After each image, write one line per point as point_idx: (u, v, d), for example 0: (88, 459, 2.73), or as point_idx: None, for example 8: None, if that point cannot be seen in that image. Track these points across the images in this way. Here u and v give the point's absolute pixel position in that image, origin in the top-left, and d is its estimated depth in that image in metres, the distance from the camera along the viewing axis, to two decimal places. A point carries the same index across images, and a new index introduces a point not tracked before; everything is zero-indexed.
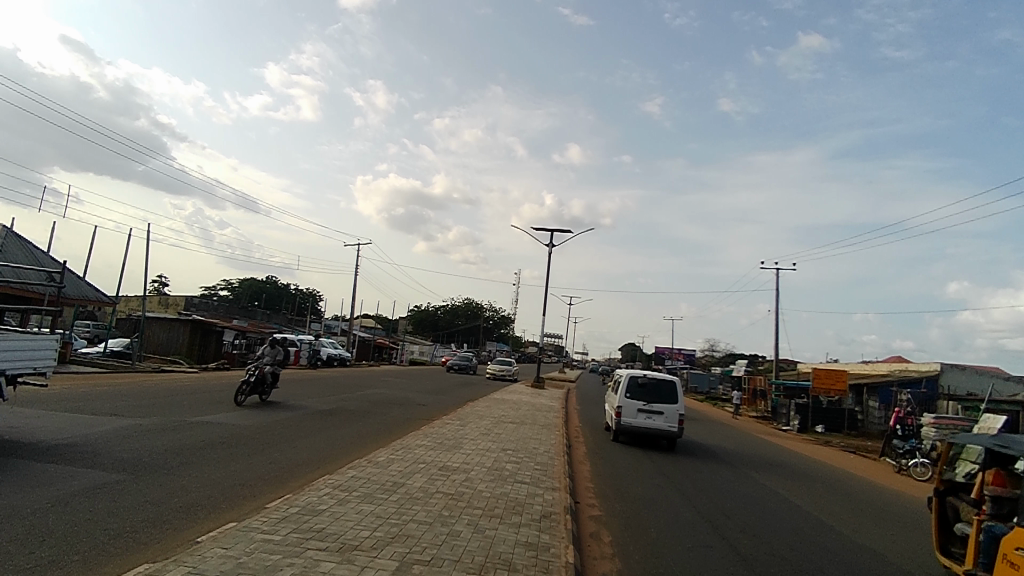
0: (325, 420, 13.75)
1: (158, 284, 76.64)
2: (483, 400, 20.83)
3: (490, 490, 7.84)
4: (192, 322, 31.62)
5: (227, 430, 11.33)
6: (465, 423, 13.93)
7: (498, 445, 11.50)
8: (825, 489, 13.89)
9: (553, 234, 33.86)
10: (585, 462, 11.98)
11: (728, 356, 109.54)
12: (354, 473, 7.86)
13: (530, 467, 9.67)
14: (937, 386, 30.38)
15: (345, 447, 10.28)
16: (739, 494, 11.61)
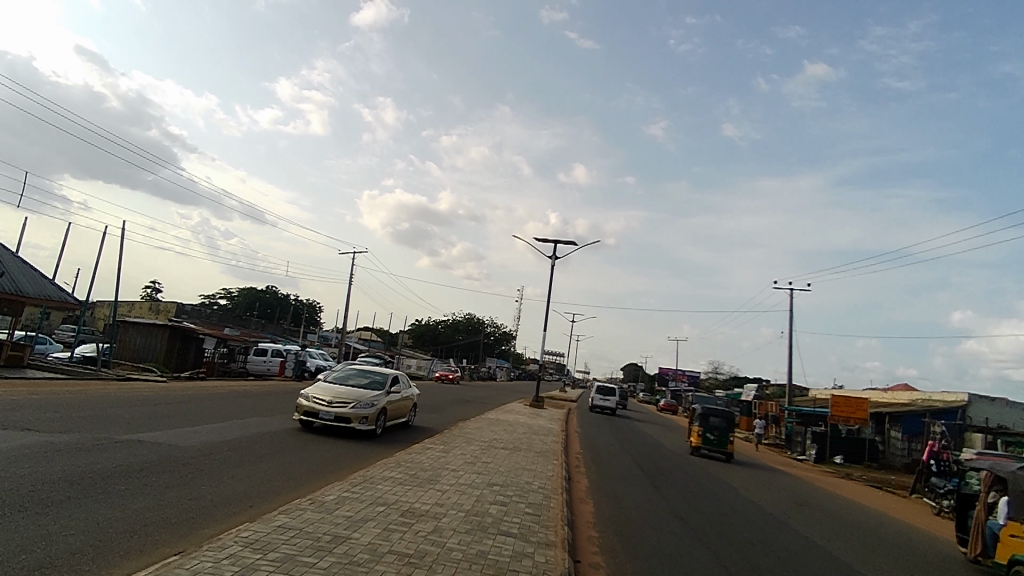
0: (286, 441, 11.83)
1: (152, 288, 74.95)
2: (475, 420, 19.00)
3: (463, 549, 5.92)
4: (170, 327, 29.74)
5: (161, 451, 9.46)
6: (449, 449, 12.07)
7: (483, 478, 9.57)
8: (863, 542, 11.97)
9: (555, 245, 31.81)
10: (587, 501, 10.10)
11: (734, 379, 107.08)
12: (285, 520, 5.99)
13: (518, 511, 7.74)
14: (968, 417, 28.35)
15: (294, 480, 8.38)
16: (773, 546, 9.68)
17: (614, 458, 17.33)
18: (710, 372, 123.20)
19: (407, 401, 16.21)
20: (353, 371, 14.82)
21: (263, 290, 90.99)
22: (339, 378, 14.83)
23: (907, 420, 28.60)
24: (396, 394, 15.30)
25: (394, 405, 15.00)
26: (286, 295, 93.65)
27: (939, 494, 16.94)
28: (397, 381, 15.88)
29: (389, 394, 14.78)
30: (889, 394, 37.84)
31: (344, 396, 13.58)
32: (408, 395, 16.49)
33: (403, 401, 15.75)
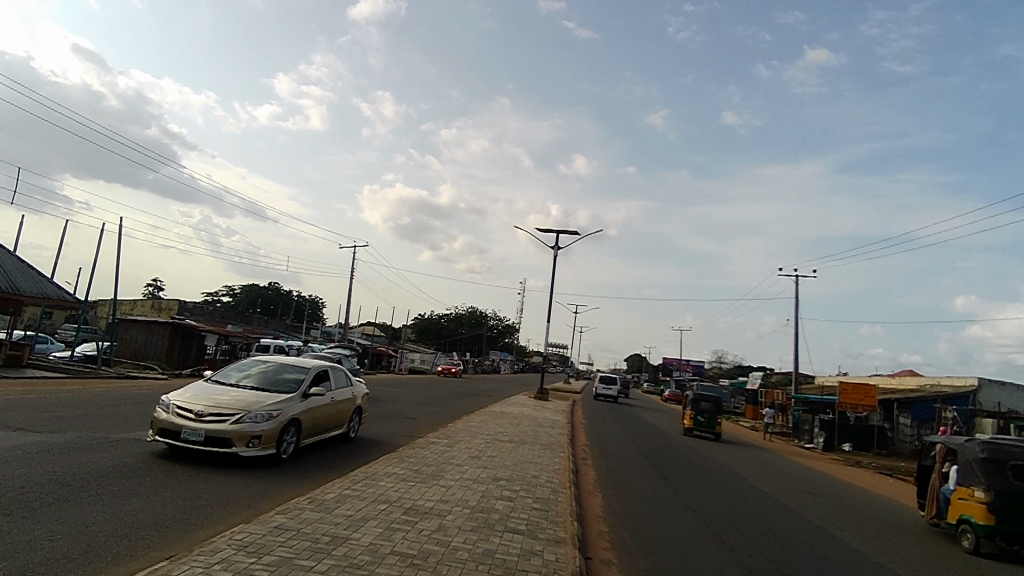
0: None
1: (153, 287, 74.68)
2: (480, 413, 18.78)
3: (469, 548, 5.66)
4: (171, 324, 29.55)
5: (159, 449, 9.22)
6: (454, 443, 11.86)
7: (488, 473, 9.32)
8: (878, 531, 11.71)
9: (558, 236, 31.46)
10: (596, 494, 9.86)
11: (738, 368, 106.94)
12: (282, 521, 5.72)
13: (526, 507, 7.48)
14: (978, 403, 28.12)
15: (294, 478, 8.11)
16: (788, 538, 9.42)
17: (621, 449, 17.12)
18: (714, 361, 122.94)
19: (343, 406, 11.35)
20: (261, 367, 10.16)
21: (264, 286, 90.81)
22: (231, 377, 9.94)
23: (917, 406, 28.28)
24: (318, 398, 10.35)
25: (315, 413, 10.15)
26: (288, 291, 93.46)
27: None
28: (325, 377, 11.04)
29: (309, 398, 10.04)
30: (897, 380, 37.48)
31: (223, 404, 8.70)
32: (345, 395, 11.62)
33: (335, 407, 10.99)
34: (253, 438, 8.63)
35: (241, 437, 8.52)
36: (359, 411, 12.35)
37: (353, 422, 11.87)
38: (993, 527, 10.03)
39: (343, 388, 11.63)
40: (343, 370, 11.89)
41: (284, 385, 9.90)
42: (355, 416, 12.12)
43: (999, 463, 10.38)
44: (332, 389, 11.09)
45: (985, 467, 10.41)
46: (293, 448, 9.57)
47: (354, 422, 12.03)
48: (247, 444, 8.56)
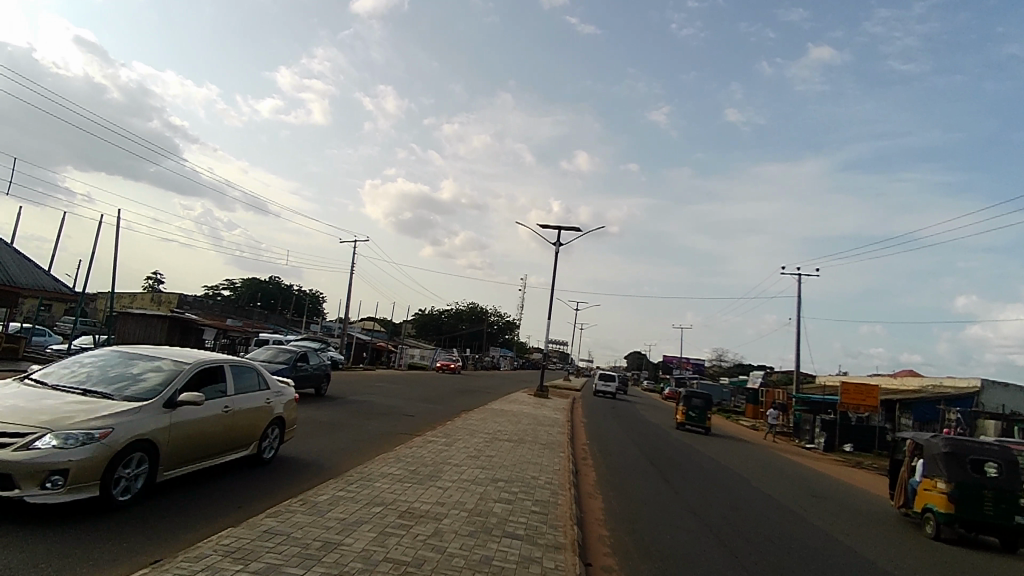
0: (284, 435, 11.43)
1: (153, 279, 74.44)
2: (479, 411, 18.60)
3: (465, 554, 5.46)
4: (170, 318, 29.38)
5: None
6: (452, 442, 11.68)
7: (486, 473, 9.13)
8: (881, 534, 11.56)
9: (559, 232, 31.21)
10: (597, 496, 9.68)
11: (738, 367, 106.92)
12: (272, 526, 5.52)
13: (524, 510, 7.28)
14: (980, 404, 27.95)
15: (287, 479, 7.92)
16: (793, 543, 9.24)
17: (622, 448, 16.93)
18: (714, 359, 123.06)
19: (247, 419, 8.34)
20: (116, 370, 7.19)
21: (265, 280, 90.59)
22: (74, 379, 7.05)
23: (919, 406, 28.16)
24: (183, 410, 7.10)
25: (184, 431, 7.04)
26: (289, 285, 93.22)
27: None
28: (223, 379, 8.11)
29: (174, 411, 6.96)
30: (898, 380, 37.38)
31: (17, 422, 5.80)
32: (254, 404, 8.58)
33: (227, 422, 7.88)
34: (55, 475, 5.63)
35: (32, 474, 5.53)
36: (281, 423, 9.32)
37: (267, 438, 8.87)
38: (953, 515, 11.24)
39: (253, 393, 8.65)
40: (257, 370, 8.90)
41: (141, 389, 6.90)
42: (272, 429, 9.10)
43: (961, 457, 11.59)
44: (231, 396, 8.14)
45: (947, 461, 11.64)
46: (144, 484, 6.56)
47: (269, 438, 9.03)
48: (42, 486, 5.57)
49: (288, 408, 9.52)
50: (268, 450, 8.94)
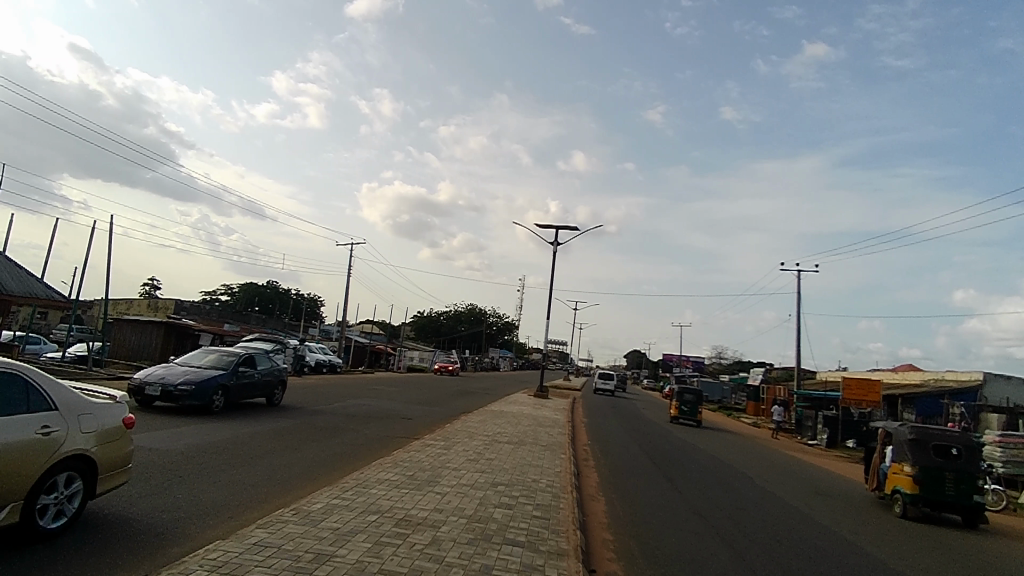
0: (279, 441, 11.19)
1: (150, 286, 74.19)
2: (478, 412, 18.39)
3: (463, 564, 5.23)
4: (165, 323, 29.11)
5: (141, 456, 8.79)
6: (451, 445, 11.47)
7: (485, 477, 8.91)
8: (889, 532, 11.35)
9: (557, 231, 30.98)
10: (599, 499, 9.47)
11: (738, 364, 106.74)
12: (261, 538, 5.29)
13: (525, 515, 7.05)
14: (982, 397, 27.80)
15: (281, 487, 7.70)
16: (801, 543, 9.04)
17: (622, 448, 16.73)
18: (714, 357, 123.15)
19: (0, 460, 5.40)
20: None
21: (263, 285, 90.35)
22: None
23: (921, 400, 27.97)
24: None
25: None
26: (287, 289, 93.00)
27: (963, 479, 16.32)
28: None
29: None
30: (901, 375, 37.18)
31: None
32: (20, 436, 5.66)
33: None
34: None
35: None
36: (89, 463, 6.42)
37: (43, 493, 5.82)
38: (919, 494, 13.29)
39: (10, 418, 5.65)
40: (30, 384, 5.94)
41: None
42: (64, 476, 6.13)
43: (926, 446, 13.71)
44: None
45: (915, 449, 13.72)
46: None
47: (56, 493, 6.02)
48: None
49: (104, 439, 6.63)
50: (44, 514, 5.86)
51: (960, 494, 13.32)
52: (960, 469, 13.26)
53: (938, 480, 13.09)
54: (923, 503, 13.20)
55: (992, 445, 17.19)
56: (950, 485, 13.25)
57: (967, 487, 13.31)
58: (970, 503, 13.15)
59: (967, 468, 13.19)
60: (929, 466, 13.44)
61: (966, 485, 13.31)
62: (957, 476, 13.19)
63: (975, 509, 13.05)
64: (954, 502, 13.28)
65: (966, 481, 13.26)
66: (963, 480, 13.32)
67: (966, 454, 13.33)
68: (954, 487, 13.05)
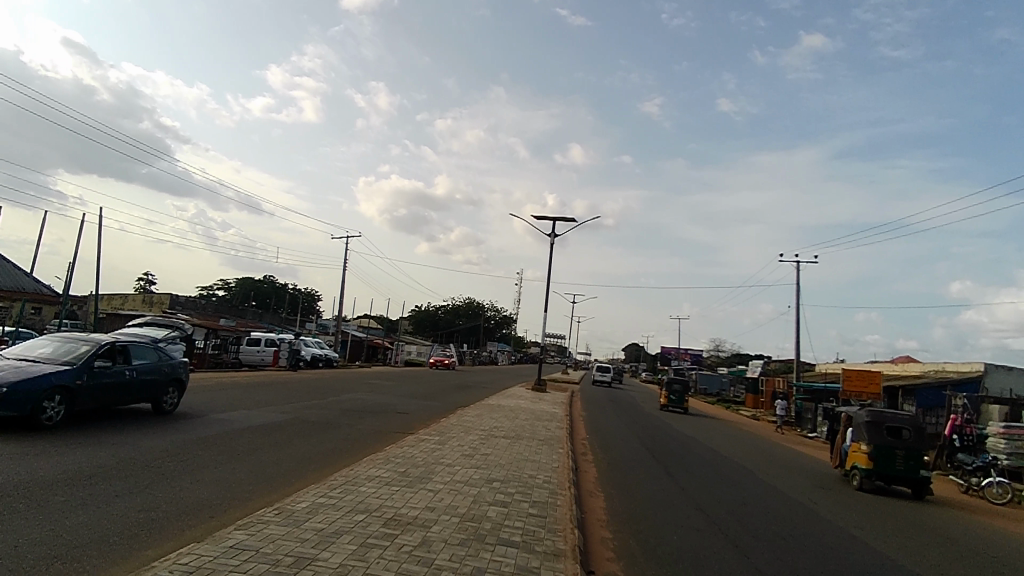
0: (269, 437, 10.89)
1: (145, 281, 73.79)
2: (475, 406, 18.08)
3: (454, 568, 4.92)
4: (158, 318, 28.70)
5: (123, 452, 8.47)
6: (446, 440, 11.17)
7: (480, 473, 8.62)
8: (893, 525, 11.10)
9: (554, 223, 30.64)
10: (597, 495, 9.19)
11: (736, 356, 106.84)
12: (240, 541, 4.98)
13: (521, 513, 6.76)
14: (983, 388, 27.63)
15: (267, 485, 7.41)
16: (806, 540, 8.78)
17: (621, 441, 16.46)
18: (712, 349, 123.44)
19: None
20: None
21: (259, 280, 89.89)
22: None
23: (922, 391, 27.54)
24: None
25: None
26: (284, 284, 92.66)
27: (967, 471, 16.06)
28: None
29: None
30: (901, 366, 37.02)
31: None
32: None
33: None
34: None
35: None
36: None
37: None
38: (871, 469, 14.01)
39: None
40: None
41: None
42: None
43: (879, 425, 14.37)
44: None
45: (869, 428, 14.37)
46: None
47: None
48: None
49: None
50: None
51: (910, 468, 14.04)
52: (910, 446, 13.94)
53: (889, 456, 13.77)
54: (877, 477, 14.02)
55: (996, 437, 16.93)
56: (900, 461, 13.93)
57: (916, 463, 14.02)
58: (918, 477, 13.87)
59: (916, 445, 13.87)
60: (882, 444, 14.20)
61: (915, 461, 14.00)
62: (907, 453, 13.87)
63: (923, 482, 13.77)
64: (905, 477, 14.01)
65: (916, 457, 13.95)
66: (912, 457, 14.02)
67: (915, 432, 14.00)
68: (904, 463, 13.75)
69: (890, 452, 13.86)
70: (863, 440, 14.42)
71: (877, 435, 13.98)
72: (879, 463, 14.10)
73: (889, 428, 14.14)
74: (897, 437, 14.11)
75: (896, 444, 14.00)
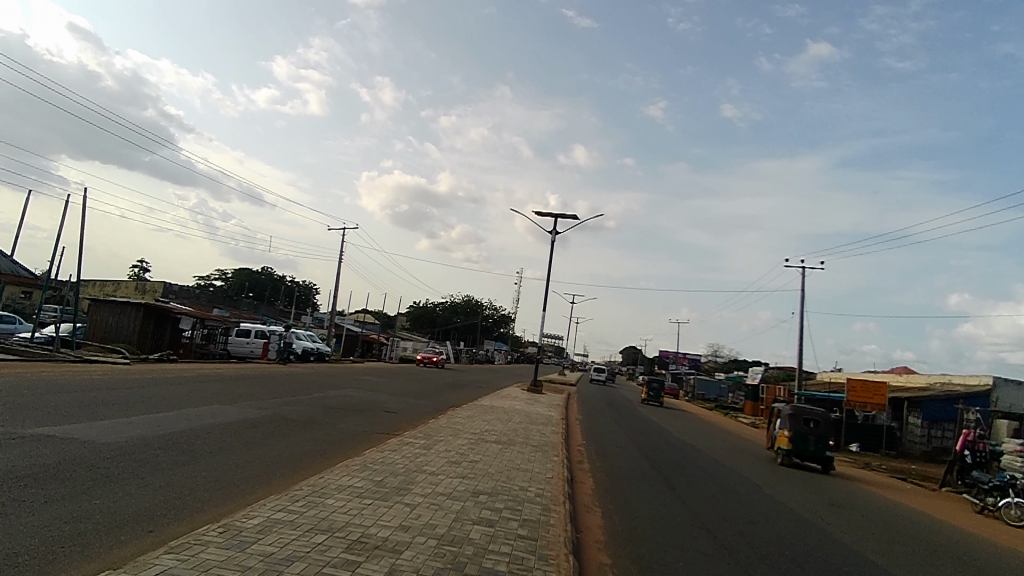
0: (240, 436, 10.03)
1: (139, 269, 72.61)
2: (467, 408, 17.28)
3: None
4: (144, 307, 27.72)
5: (71, 450, 7.61)
6: (432, 445, 10.34)
7: (465, 484, 7.79)
8: (913, 549, 10.29)
9: (555, 220, 29.69)
10: (595, 510, 8.37)
11: (733, 362, 106.70)
12: (167, 569, 4.13)
13: (508, 537, 5.88)
14: (990, 402, 26.83)
15: (223, 494, 6.55)
16: (824, 567, 7.92)
17: (620, 449, 15.64)
18: (711, 355, 122.34)
19: None
20: None
21: (256, 271, 88.98)
22: None
23: (926, 405, 26.54)
24: None
25: None
26: (281, 276, 91.61)
27: (983, 490, 15.17)
28: None
29: None
30: (904, 377, 36.28)
31: None
32: None
33: None
34: None
35: None
36: None
37: None
38: (789, 449, 17.37)
39: None
40: None
41: None
42: None
43: (796, 415, 17.76)
44: None
45: (789, 417, 17.66)
46: None
47: None
48: None
49: None
50: None
51: (820, 449, 17.37)
52: (821, 432, 17.27)
53: (803, 438, 17.10)
54: (795, 457, 17.35)
55: (1013, 455, 16.08)
56: (812, 444, 17.18)
57: (825, 445, 17.35)
58: (825, 456, 17.23)
59: (826, 431, 17.18)
60: (800, 432, 17.45)
61: (824, 443, 17.39)
62: (818, 437, 17.21)
63: (829, 460, 17.10)
64: (815, 455, 17.36)
65: (825, 441, 17.31)
66: (822, 440, 17.42)
67: (827, 421, 17.20)
68: (815, 444, 17.09)
69: (804, 435, 17.14)
70: (785, 427, 17.67)
71: (796, 423, 17.27)
72: (796, 445, 17.45)
73: (805, 418, 17.38)
74: (811, 424, 17.37)
75: (809, 430, 17.33)
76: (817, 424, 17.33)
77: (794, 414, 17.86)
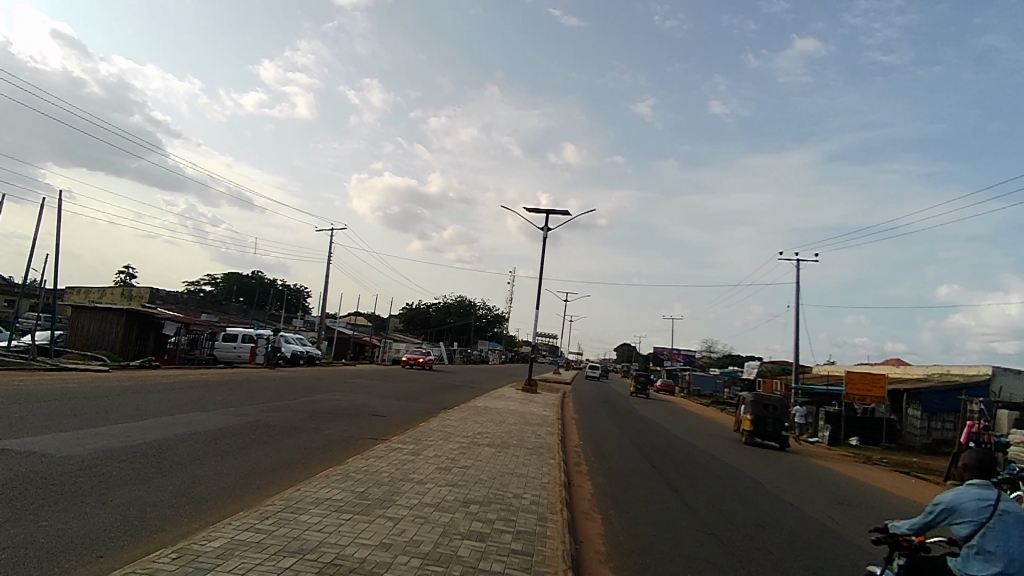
0: (215, 445, 9.43)
1: (125, 275, 71.45)
2: (459, 409, 16.74)
3: None
4: (127, 312, 26.99)
5: (24, 465, 7.01)
6: (420, 450, 9.79)
7: (455, 493, 7.23)
8: None
9: (547, 216, 29.12)
10: (595, 518, 7.83)
11: (727, 357, 106.78)
12: None
13: (501, 554, 5.31)
14: (989, 391, 26.55)
15: (188, 511, 5.99)
16: (841, 571, 7.42)
17: (617, 449, 15.17)
18: (705, 351, 122.18)
19: None
20: None
21: (247, 275, 88.05)
22: None
23: (926, 396, 26.12)
24: None
25: None
26: (272, 279, 90.68)
27: (991, 483, 14.72)
28: None
29: None
30: (901, 369, 35.99)
31: None
32: None
33: None
34: None
35: None
36: None
37: None
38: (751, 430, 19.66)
39: None
40: None
41: None
42: None
43: (757, 400, 20.00)
44: None
45: (751, 402, 19.89)
46: None
47: None
48: None
49: None
50: None
51: (777, 429, 19.63)
52: (778, 414, 19.46)
53: (762, 421, 19.35)
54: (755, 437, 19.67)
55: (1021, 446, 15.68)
56: (770, 425, 19.45)
57: (782, 425, 19.63)
58: (782, 434, 19.50)
59: (783, 414, 19.36)
60: (759, 415, 19.72)
61: (781, 424, 19.64)
62: (775, 419, 19.43)
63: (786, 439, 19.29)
64: (774, 435, 19.64)
65: (782, 422, 19.53)
66: (779, 421, 19.70)
67: (784, 405, 19.39)
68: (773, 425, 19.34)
69: (763, 418, 19.33)
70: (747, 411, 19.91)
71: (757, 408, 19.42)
72: (757, 426, 19.67)
73: (765, 403, 19.56)
74: (770, 408, 19.60)
75: (768, 413, 19.54)
76: (774, 407, 19.52)
77: (755, 399, 20.07)
